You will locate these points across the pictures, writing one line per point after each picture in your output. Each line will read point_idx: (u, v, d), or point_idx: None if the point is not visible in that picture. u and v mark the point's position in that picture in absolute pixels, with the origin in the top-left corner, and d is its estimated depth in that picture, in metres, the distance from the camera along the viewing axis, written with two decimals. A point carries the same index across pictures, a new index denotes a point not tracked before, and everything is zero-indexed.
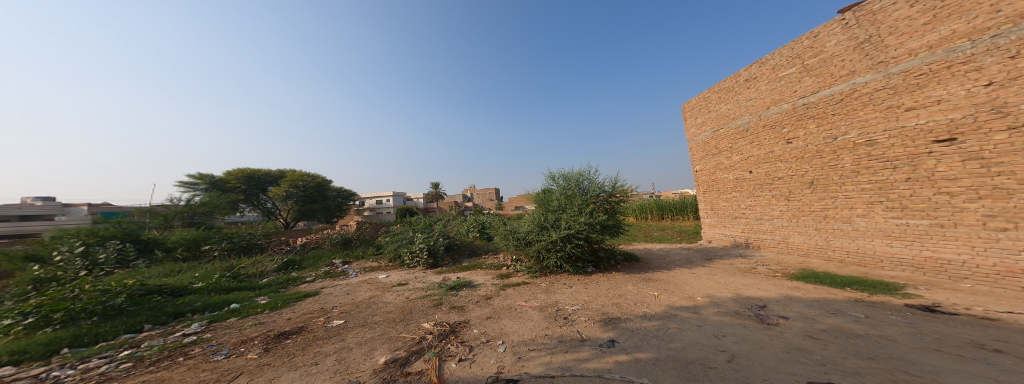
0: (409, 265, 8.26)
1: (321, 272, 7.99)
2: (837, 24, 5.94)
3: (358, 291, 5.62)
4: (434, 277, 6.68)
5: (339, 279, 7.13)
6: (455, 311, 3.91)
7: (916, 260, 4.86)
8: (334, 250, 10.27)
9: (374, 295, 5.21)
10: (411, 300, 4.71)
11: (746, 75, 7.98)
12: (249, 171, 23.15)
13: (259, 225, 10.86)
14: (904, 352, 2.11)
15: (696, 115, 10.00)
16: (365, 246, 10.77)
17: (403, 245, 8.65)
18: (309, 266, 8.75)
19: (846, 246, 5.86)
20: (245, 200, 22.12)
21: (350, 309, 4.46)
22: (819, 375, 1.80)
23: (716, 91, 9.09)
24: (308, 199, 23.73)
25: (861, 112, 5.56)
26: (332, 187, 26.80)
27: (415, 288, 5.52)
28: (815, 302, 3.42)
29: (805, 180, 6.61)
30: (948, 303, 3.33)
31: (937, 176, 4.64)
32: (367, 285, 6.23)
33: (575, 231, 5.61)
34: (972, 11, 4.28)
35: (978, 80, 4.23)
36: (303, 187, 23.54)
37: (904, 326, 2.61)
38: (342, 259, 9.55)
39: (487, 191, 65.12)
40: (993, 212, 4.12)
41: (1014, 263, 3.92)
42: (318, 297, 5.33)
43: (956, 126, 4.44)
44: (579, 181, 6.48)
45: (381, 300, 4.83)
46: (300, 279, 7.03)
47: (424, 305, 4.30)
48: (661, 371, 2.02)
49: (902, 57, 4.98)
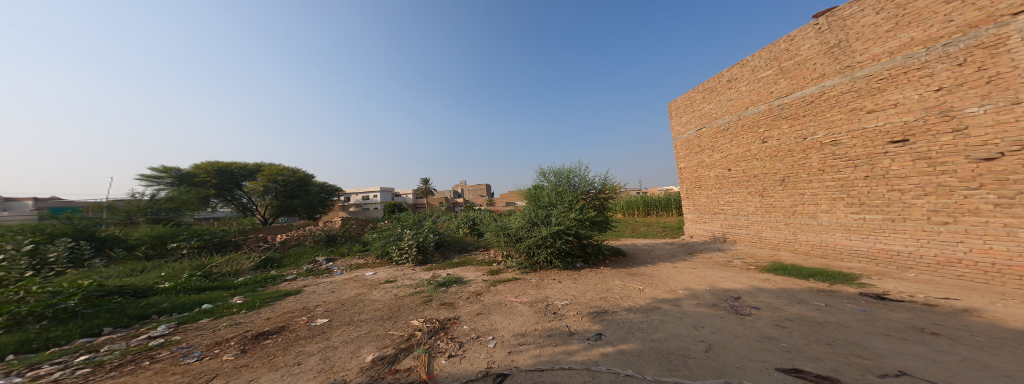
0: (397, 261, 8.12)
1: (303, 270, 7.70)
2: (811, 29, 6.25)
3: (343, 289, 5.48)
4: (423, 273, 6.60)
5: (322, 277, 6.87)
6: (445, 308, 3.90)
7: (870, 252, 5.33)
8: (317, 246, 9.94)
9: (362, 293, 5.10)
10: (399, 297, 4.65)
11: (728, 76, 8.29)
12: (219, 165, 21.52)
13: (234, 222, 10.28)
14: (858, 337, 2.33)
15: (681, 113, 10.30)
16: (351, 243, 10.52)
17: (390, 241, 8.50)
18: (290, 263, 8.40)
19: (811, 240, 6.32)
20: (217, 194, 20.69)
21: (335, 307, 4.34)
22: (786, 361, 1.96)
23: (700, 91, 9.39)
24: (291, 194, 22.82)
25: (829, 113, 5.94)
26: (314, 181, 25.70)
27: (404, 285, 5.45)
28: (784, 293, 3.67)
29: (778, 177, 7.02)
30: (897, 291, 3.70)
31: (891, 174, 5.07)
32: (354, 282, 6.08)
33: (565, 226, 5.71)
34: (928, 20, 4.63)
35: (929, 85, 4.63)
36: (284, 182, 22.47)
37: (858, 312, 2.88)
38: (325, 256, 9.25)
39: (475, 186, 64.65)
40: (937, 207, 4.57)
41: (952, 254, 4.39)
42: (300, 296, 5.14)
43: (909, 128, 4.85)
44: (570, 178, 6.55)
45: (368, 298, 4.73)
46: (279, 277, 6.74)
47: (413, 303, 4.26)
48: (644, 362, 2.12)
49: (866, 62, 5.33)
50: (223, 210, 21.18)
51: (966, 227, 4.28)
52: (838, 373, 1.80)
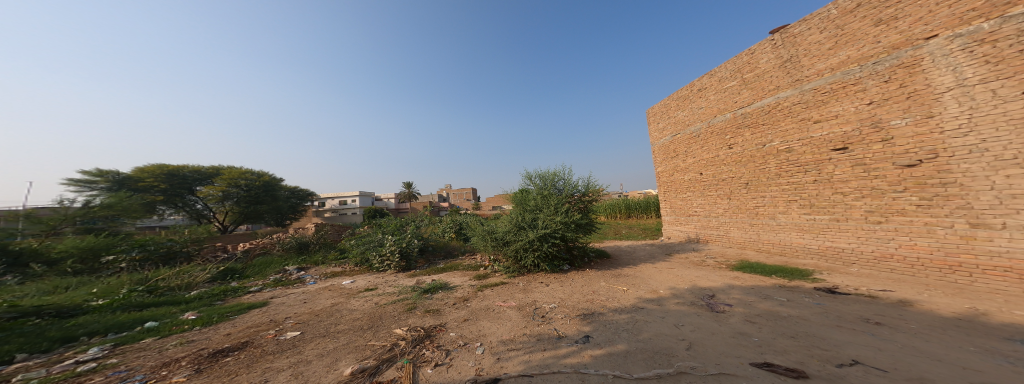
0: (379, 268, 7.71)
1: (269, 281, 7.11)
2: (768, 44, 6.85)
3: (317, 299, 5.14)
4: (407, 280, 6.38)
5: (293, 287, 6.38)
6: (430, 315, 3.78)
7: (820, 249, 5.96)
8: (287, 255, 9.35)
9: (338, 302, 4.80)
10: (380, 305, 4.44)
11: (699, 85, 8.86)
12: (168, 168, 19.01)
13: (187, 231, 9.42)
14: (816, 330, 2.59)
15: (658, 120, 10.84)
16: (325, 250, 10.07)
17: (370, 248, 8.12)
18: (255, 274, 7.76)
19: (772, 239, 6.94)
20: (166, 201, 18.27)
21: (308, 319, 4.04)
22: (759, 356, 2.14)
23: (674, 99, 9.97)
24: (256, 200, 21.06)
25: (783, 123, 6.55)
26: (281, 186, 23.81)
27: (385, 293, 5.21)
28: (752, 290, 3.98)
29: (742, 181, 7.63)
30: (844, 285, 4.16)
31: (835, 179, 5.70)
32: (329, 292, 5.71)
33: (551, 230, 5.78)
34: (861, 40, 5.26)
35: (863, 99, 5.27)
36: (247, 186, 20.72)
37: (816, 306, 3.20)
38: (296, 265, 8.61)
39: (464, 192, 65.27)
40: (872, 208, 5.20)
41: (886, 250, 5.01)
42: (265, 308, 4.72)
43: (848, 137, 5.48)
44: (555, 182, 6.69)
45: (345, 308, 4.47)
46: (241, 290, 6.16)
47: (396, 310, 4.09)
48: (631, 363, 2.24)
49: (813, 76, 5.96)
50: (173, 217, 18.91)
51: (895, 226, 4.92)
52: (803, 365, 2.02)
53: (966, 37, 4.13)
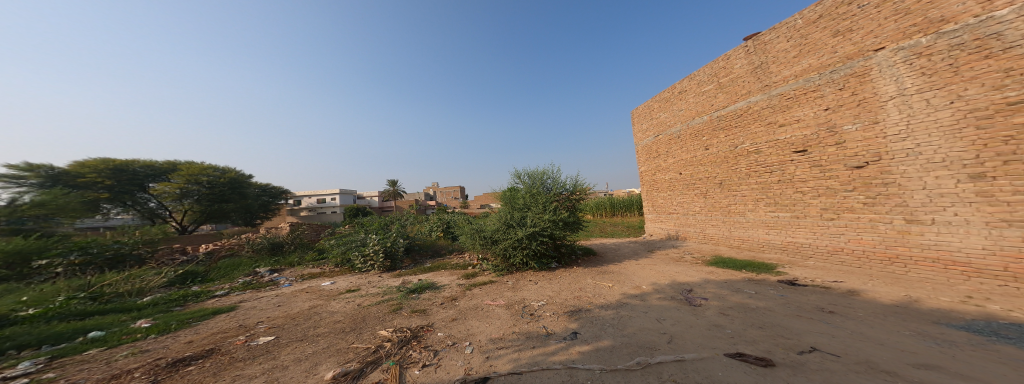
0: (362, 269, 7.49)
1: (238, 284, 6.66)
2: (742, 50, 7.22)
3: (293, 302, 4.87)
4: (392, 280, 6.20)
5: (266, 290, 6.01)
6: (417, 315, 3.71)
7: (783, 244, 6.49)
8: (259, 257, 8.98)
9: (318, 305, 4.58)
10: (363, 306, 4.29)
11: (679, 88, 9.21)
12: (115, 162, 17.00)
13: (138, 231, 8.47)
14: (780, 319, 2.89)
15: (642, 121, 11.19)
16: (301, 251, 9.72)
17: (352, 248, 7.83)
18: (220, 278, 7.34)
19: (741, 235, 7.46)
20: (111, 200, 15.90)
21: (283, 323, 3.82)
22: (731, 347, 2.43)
23: (656, 101, 10.32)
24: (220, 198, 19.37)
25: (753, 126, 6.99)
26: (248, 183, 22.02)
27: (368, 294, 5.03)
28: (725, 284, 4.27)
29: (717, 180, 8.09)
30: (804, 277, 4.58)
31: (796, 179, 6.20)
32: (307, 294, 5.43)
33: (540, 228, 5.84)
34: (821, 50, 5.69)
35: (821, 105, 5.73)
36: (210, 183, 18.98)
37: (780, 297, 3.51)
38: (268, 266, 8.25)
39: (452, 190, 64.22)
40: (827, 206, 5.73)
41: (837, 244, 5.55)
42: (233, 313, 4.40)
43: (808, 140, 5.96)
44: (543, 180, 6.76)
45: (325, 310, 4.27)
46: (204, 294, 5.72)
47: (380, 311, 3.97)
48: (617, 356, 2.43)
49: (779, 82, 6.39)
50: (120, 217, 16.76)
51: (845, 222, 5.45)
52: (768, 353, 2.33)
53: (908, 50, 4.58)
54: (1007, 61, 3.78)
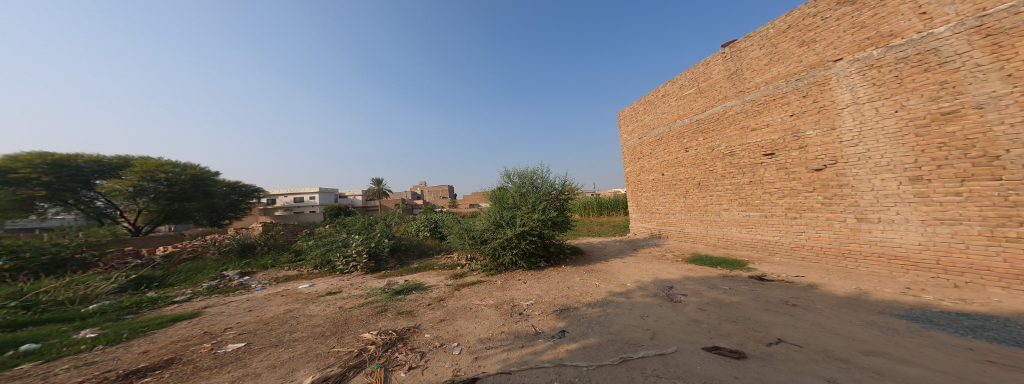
0: (344, 270, 7.30)
1: (201, 289, 6.16)
2: (719, 56, 7.55)
3: (266, 306, 4.58)
4: (376, 282, 5.99)
5: (235, 295, 5.63)
6: (403, 316, 3.62)
7: (752, 241, 6.94)
8: (227, 259, 8.61)
9: (294, 309, 4.34)
10: (345, 309, 4.12)
11: (662, 91, 9.53)
12: (53, 155, 15.00)
13: (84, 232, 7.90)
14: (751, 313, 3.10)
15: (628, 122, 11.49)
16: (274, 253, 9.55)
17: (333, 249, 7.61)
18: (181, 283, 6.83)
19: (716, 233, 7.89)
20: (50, 197, 14.03)
21: (255, 328, 3.58)
22: (709, 341, 2.58)
23: (641, 103, 10.62)
24: (181, 196, 17.59)
25: (728, 130, 7.37)
26: (211, 181, 20.24)
27: (350, 296, 4.84)
28: (702, 280, 4.51)
29: (695, 181, 8.48)
30: (772, 273, 4.93)
31: (765, 181, 6.64)
32: (283, 297, 5.13)
33: (529, 227, 5.89)
34: (789, 59, 6.07)
35: (787, 111, 6.14)
36: (169, 180, 17.19)
37: (750, 292, 3.76)
38: (236, 270, 7.84)
39: (440, 189, 62.90)
40: (791, 206, 6.18)
41: (800, 241, 6.02)
42: (197, 319, 4.06)
43: (775, 144, 6.38)
44: (533, 180, 6.93)
45: (303, 314, 4.05)
46: (163, 300, 5.26)
47: (364, 314, 3.83)
48: (604, 353, 2.50)
49: (752, 88, 6.76)
50: (63, 217, 14.87)
51: (806, 221, 5.92)
52: (741, 345, 2.50)
53: (862, 62, 5.01)
54: (942, 75, 4.24)
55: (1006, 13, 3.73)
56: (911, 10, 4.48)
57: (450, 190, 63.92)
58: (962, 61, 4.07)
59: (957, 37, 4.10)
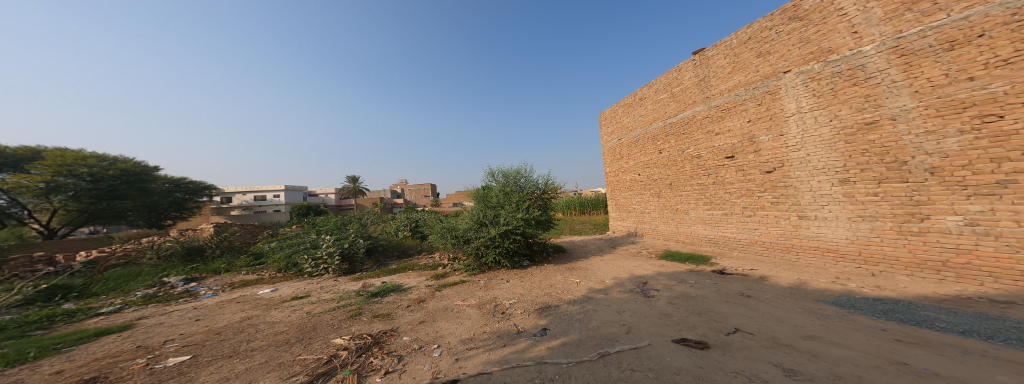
0: (313, 273, 6.84)
1: (135, 298, 5.38)
2: (690, 63, 7.99)
3: (218, 315, 4.12)
4: (350, 284, 5.65)
5: (177, 303, 5.00)
6: (380, 319, 3.45)
7: (715, 238, 7.55)
8: (169, 265, 7.68)
9: (252, 316, 3.94)
10: (314, 314, 3.83)
11: (639, 94, 9.94)
12: None
13: None
14: (714, 305, 3.38)
15: (608, 124, 11.88)
16: (227, 257, 8.67)
17: (300, 251, 7.15)
18: (109, 291, 5.92)
19: (685, 230, 8.47)
20: None
21: (207, 338, 3.21)
22: (678, 333, 2.76)
23: (620, 105, 11.01)
24: (110, 194, 14.65)
25: (697, 133, 7.88)
26: (150, 176, 17.43)
27: (319, 301, 4.52)
28: (673, 275, 4.83)
29: (668, 182, 9.00)
30: (732, 266, 5.42)
31: (726, 182, 7.22)
32: (238, 304, 4.65)
33: (513, 226, 5.85)
34: (748, 68, 6.58)
35: (745, 117, 6.68)
36: (94, 176, 14.34)
37: (712, 285, 4.11)
38: (180, 276, 6.95)
39: (422, 187, 60.74)
40: (747, 205, 6.80)
41: (754, 237, 6.66)
42: (130, 332, 3.54)
43: (735, 148, 6.94)
44: (517, 179, 7.03)
45: (265, 320, 3.71)
46: (87, 312, 4.53)
47: (335, 318, 3.60)
48: (583, 349, 2.57)
49: (717, 95, 7.27)
50: None
51: (759, 218, 6.55)
52: (705, 337, 2.71)
53: (806, 74, 5.59)
54: (866, 89, 4.84)
55: (917, 36, 4.31)
56: (845, 29, 5.05)
57: (433, 188, 62.00)
58: (882, 78, 4.67)
59: (879, 56, 4.68)
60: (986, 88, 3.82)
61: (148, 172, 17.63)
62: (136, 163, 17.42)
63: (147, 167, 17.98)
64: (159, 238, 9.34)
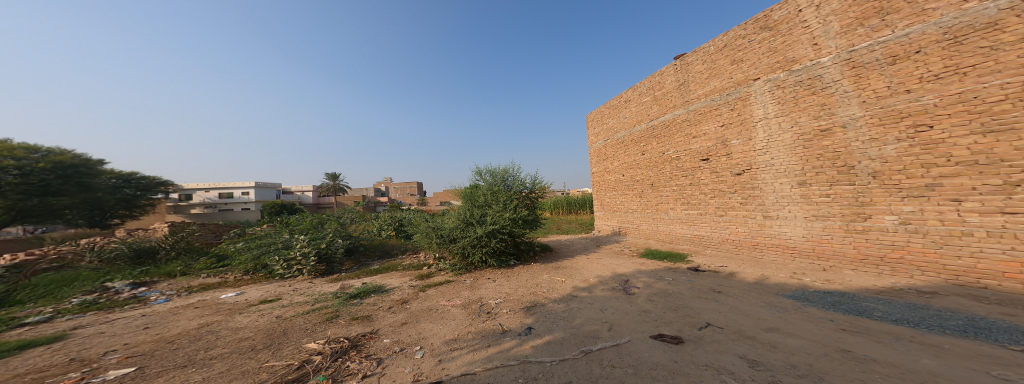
0: (285, 275, 6.45)
1: (71, 305, 4.78)
2: (671, 67, 8.28)
3: (171, 322, 3.74)
4: (328, 286, 5.37)
5: (122, 311, 4.49)
6: (359, 322, 3.30)
7: (691, 236, 7.95)
8: (114, 268, 6.90)
9: (212, 322, 3.62)
10: (285, 318, 3.59)
11: (624, 97, 10.19)
12: None
13: None
14: (688, 301, 3.56)
15: (595, 125, 12.11)
16: (184, 259, 7.93)
17: (270, 253, 6.71)
18: (38, 299, 5.22)
19: (664, 229, 8.85)
20: None
21: (159, 347, 2.91)
22: (656, 329, 2.88)
23: (606, 107, 11.25)
24: (44, 190, 12.52)
25: (677, 136, 8.21)
26: (93, 170, 15.39)
27: (291, 304, 4.25)
28: (653, 273, 5.03)
29: (649, 182, 9.34)
30: (706, 264, 5.74)
31: (702, 183, 7.61)
32: (197, 310, 4.27)
33: (500, 226, 5.88)
34: (722, 75, 6.92)
35: (719, 121, 7.04)
36: (22, 169, 12.18)
37: (688, 282, 4.33)
38: (127, 280, 6.25)
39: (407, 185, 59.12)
40: (719, 205, 7.20)
41: (725, 235, 7.08)
42: (63, 344, 3.13)
43: (710, 151, 7.31)
44: (505, 179, 6.98)
45: (229, 326, 3.43)
46: (9, 322, 3.95)
47: (309, 321, 3.40)
48: (566, 347, 2.61)
49: (695, 99, 7.60)
50: None
51: (730, 218, 6.97)
52: (680, 332, 2.85)
53: (773, 82, 5.96)
54: (823, 98, 5.25)
55: (866, 50, 4.71)
56: (807, 41, 5.43)
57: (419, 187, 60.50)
58: (836, 88, 5.08)
59: (835, 67, 5.08)
60: (920, 100, 4.28)
61: (91, 165, 15.54)
62: (78, 156, 15.31)
63: (92, 162, 15.86)
64: (101, 239, 8.36)
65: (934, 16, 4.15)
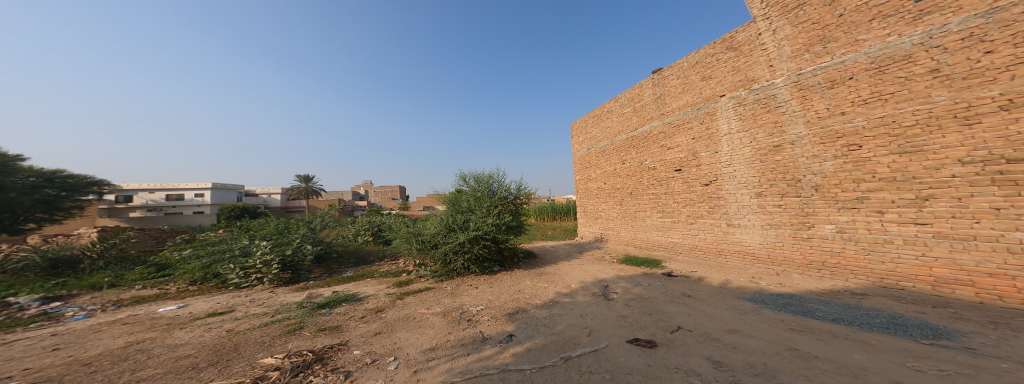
0: (241, 284, 5.90)
1: None
2: (648, 81, 8.68)
3: (91, 340, 3.22)
4: (293, 295, 4.95)
5: (24, 330, 3.79)
6: (327, 333, 3.06)
7: (665, 243, 8.35)
8: (21, 282, 5.86)
9: (144, 340, 3.17)
10: (240, 331, 3.25)
11: (606, 107, 10.54)
12: None
13: None
14: (662, 306, 3.72)
15: (579, 133, 12.42)
16: (115, 270, 6.94)
17: (223, 260, 6.08)
18: None
19: (641, 236, 9.22)
20: None
21: (75, 371, 2.49)
22: (632, 334, 2.95)
23: (589, 117, 11.58)
24: None
25: (654, 147, 8.60)
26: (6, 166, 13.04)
27: (245, 316, 3.84)
28: (631, 278, 5.20)
29: (628, 190, 9.70)
30: (678, 270, 6.05)
31: (675, 192, 8.02)
32: (126, 326, 3.72)
33: (483, 232, 5.80)
34: (694, 90, 7.36)
35: (691, 134, 7.47)
36: None
37: (662, 287, 4.53)
38: (36, 294, 5.33)
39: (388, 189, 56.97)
40: (690, 214, 7.63)
41: (695, 242, 7.50)
42: None
43: (682, 162, 7.73)
44: (489, 184, 6.92)
45: (168, 343, 3.03)
46: None
47: (268, 334, 3.10)
48: (545, 354, 2.60)
49: (670, 112, 8.02)
50: None
51: (699, 226, 7.40)
52: (654, 336, 2.95)
53: (735, 100, 6.43)
54: (775, 116, 5.76)
55: (812, 74, 5.23)
56: (765, 62, 5.93)
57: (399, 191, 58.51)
58: (786, 107, 5.59)
59: (785, 88, 5.60)
60: (852, 122, 4.82)
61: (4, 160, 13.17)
62: None
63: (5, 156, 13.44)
64: (7, 246, 7.11)
65: (864, 47, 4.69)
